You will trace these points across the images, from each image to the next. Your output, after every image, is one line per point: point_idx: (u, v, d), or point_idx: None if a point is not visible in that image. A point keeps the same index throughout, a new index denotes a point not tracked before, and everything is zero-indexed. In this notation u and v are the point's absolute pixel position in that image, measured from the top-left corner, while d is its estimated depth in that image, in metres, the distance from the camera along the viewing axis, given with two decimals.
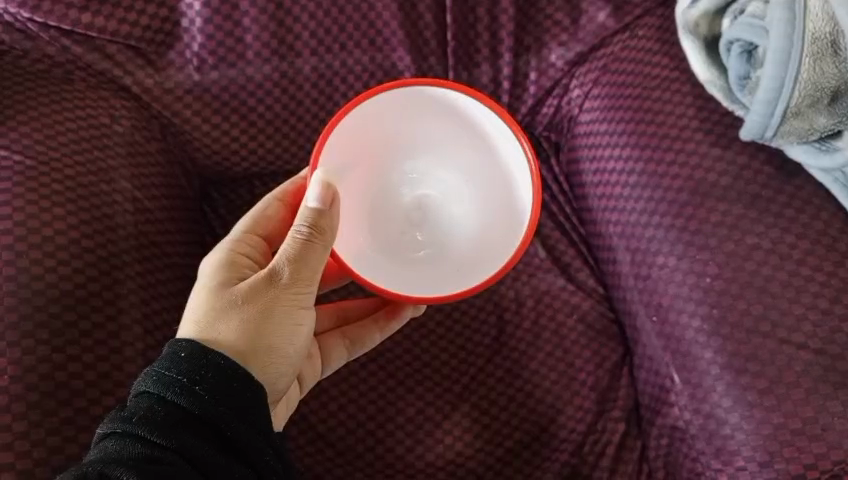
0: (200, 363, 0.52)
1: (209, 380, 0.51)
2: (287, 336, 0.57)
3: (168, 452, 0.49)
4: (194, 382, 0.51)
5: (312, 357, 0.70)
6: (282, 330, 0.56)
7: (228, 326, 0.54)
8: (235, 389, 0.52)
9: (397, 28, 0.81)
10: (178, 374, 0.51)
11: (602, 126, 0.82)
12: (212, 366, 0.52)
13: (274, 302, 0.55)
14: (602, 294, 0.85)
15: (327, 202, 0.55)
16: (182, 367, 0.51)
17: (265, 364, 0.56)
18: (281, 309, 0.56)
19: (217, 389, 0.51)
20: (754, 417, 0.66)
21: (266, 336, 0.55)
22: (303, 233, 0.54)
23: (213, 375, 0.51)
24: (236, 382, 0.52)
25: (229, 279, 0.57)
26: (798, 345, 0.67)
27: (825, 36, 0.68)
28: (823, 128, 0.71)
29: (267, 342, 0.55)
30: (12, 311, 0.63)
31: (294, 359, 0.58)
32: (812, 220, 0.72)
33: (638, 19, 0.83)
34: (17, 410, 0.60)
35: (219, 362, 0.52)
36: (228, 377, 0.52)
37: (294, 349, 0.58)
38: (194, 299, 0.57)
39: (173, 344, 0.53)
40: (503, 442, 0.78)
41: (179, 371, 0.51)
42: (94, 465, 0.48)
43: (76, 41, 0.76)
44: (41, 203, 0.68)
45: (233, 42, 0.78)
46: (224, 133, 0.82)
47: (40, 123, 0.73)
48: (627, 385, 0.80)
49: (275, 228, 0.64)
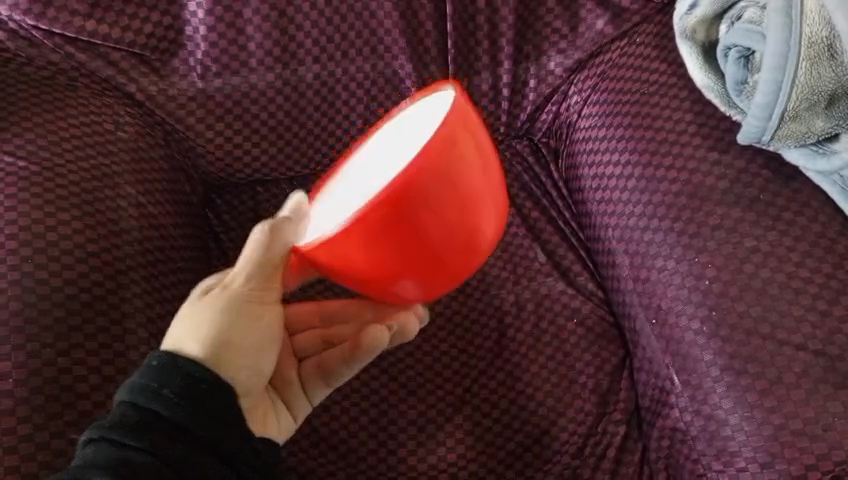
0: (171, 369, 0.50)
1: (181, 383, 0.50)
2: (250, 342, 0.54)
3: (143, 457, 0.47)
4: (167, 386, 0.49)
5: (289, 382, 0.65)
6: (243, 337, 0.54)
7: (193, 331, 0.52)
8: (207, 392, 0.50)
9: (398, 36, 0.82)
10: (152, 378, 0.50)
11: (600, 132, 0.84)
12: (183, 371, 0.50)
13: (241, 304, 0.53)
14: (601, 298, 0.86)
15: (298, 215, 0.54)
16: (154, 372, 0.50)
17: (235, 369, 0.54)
18: (244, 312, 0.54)
19: (191, 391, 0.50)
20: (754, 418, 0.66)
21: (227, 340, 0.53)
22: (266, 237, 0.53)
23: (184, 379, 0.50)
24: (207, 385, 0.50)
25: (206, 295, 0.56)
26: (797, 347, 0.67)
27: (821, 40, 0.69)
28: (821, 131, 0.72)
29: (228, 345, 0.53)
30: (17, 315, 0.63)
31: (264, 363, 0.57)
32: (811, 222, 0.73)
33: (636, 26, 0.85)
34: (23, 413, 0.60)
35: (189, 367, 0.50)
36: (200, 380, 0.50)
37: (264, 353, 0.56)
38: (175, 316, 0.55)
39: (148, 356, 0.52)
40: (505, 445, 0.78)
41: (153, 376, 0.50)
42: (70, 473, 0.46)
43: (81, 48, 0.77)
44: (46, 209, 0.69)
45: (236, 50, 0.79)
46: (227, 140, 0.82)
47: (44, 129, 0.73)
48: (628, 388, 0.81)
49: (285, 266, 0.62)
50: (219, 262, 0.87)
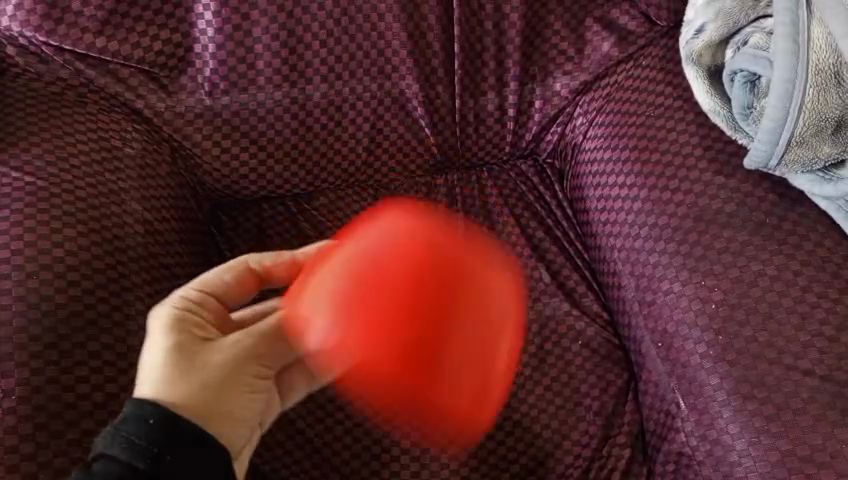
0: (173, 433, 0.49)
1: (180, 448, 0.49)
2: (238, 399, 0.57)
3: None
4: (141, 437, 0.48)
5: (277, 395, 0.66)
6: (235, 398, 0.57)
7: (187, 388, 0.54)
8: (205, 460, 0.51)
9: (405, 56, 0.82)
10: (124, 428, 0.48)
11: (605, 154, 0.84)
12: (181, 435, 0.50)
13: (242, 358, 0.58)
14: (606, 320, 0.85)
15: (229, 276, 0.62)
16: (122, 422, 0.48)
17: (208, 411, 0.54)
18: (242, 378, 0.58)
19: (189, 461, 0.50)
20: (761, 444, 0.66)
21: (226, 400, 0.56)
22: (193, 295, 0.59)
23: (182, 443, 0.50)
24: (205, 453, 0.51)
25: (186, 346, 0.55)
26: (804, 372, 0.67)
27: (829, 67, 0.70)
28: (827, 157, 0.73)
29: (229, 407, 0.56)
30: (21, 332, 0.63)
31: (241, 413, 0.58)
32: (818, 247, 0.72)
33: (642, 49, 0.85)
34: (24, 431, 0.60)
35: (188, 432, 0.50)
36: (161, 423, 0.49)
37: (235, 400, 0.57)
38: (164, 364, 0.54)
39: (141, 408, 0.49)
40: (509, 467, 0.78)
41: (128, 426, 0.48)
42: None
43: (90, 64, 0.78)
44: (53, 224, 0.68)
45: (245, 68, 0.80)
46: (234, 158, 0.83)
47: (52, 144, 0.73)
48: (633, 410, 0.80)
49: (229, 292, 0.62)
50: None
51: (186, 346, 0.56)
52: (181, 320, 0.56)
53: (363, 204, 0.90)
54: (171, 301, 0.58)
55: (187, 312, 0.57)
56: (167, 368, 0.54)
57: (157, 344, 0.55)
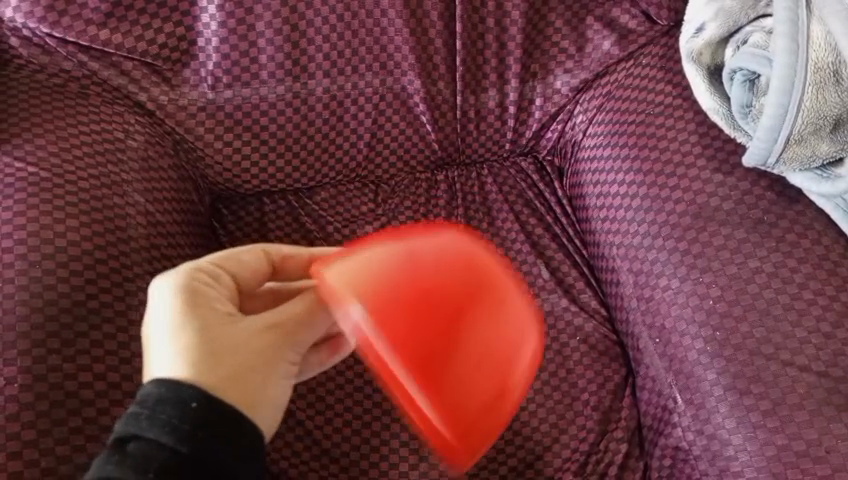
0: (214, 416, 0.47)
1: (223, 431, 0.46)
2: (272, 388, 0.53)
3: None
4: (183, 420, 0.45)
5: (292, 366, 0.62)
6: (269, 386, 0.53)
7: (220, 369, 0.50)
8: (248, 444, 0.48)
9: (407, 52, 0.83)
10: (165, 412, 0.45)
11: (606, 151, 0.84)
12: (224, 419, 0.47)
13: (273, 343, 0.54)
14: (605, 316, 0.86)
15: (245, 256, 0.60)
16: (162, 405, 0.46)
17: (244, 396, 0.51)
18: (275, 365, 0.54)
19: (232, 444, 0.47)
20: (757, 439, 0.67)
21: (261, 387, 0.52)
22: (208, 271, 0.56)
23: (225, 427, 0.47)
24: (248, 436, 0.48)
25: (207, 324, 0.52)
26: (800, 368, 0.68)
27: (828, 66, 0.70)
28: (825, 155, 0.73)
29: (265, 394, 0.52)
30: (23, 320, 0.63)
31: (276, 390, 0.54)
32: (815, 245, 0.73)
33: (643, 48, 0.86)
34: (26, 418, 0.60)
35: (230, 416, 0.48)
36: (203, 407, 0.46)
37: (268, 378, 0.53)
38: (187, 344, 0.50)
39: (181, 390, 0.47)
40: (507, 461, 0.78)
41: (169, 410, 0.45)
42: None
43: (93, 57, 0.78)
44: (55, 214, 0.69)
45: (248, 62, 0.80)
46: (236, 151, 0.83)
47: (55, 135, 0.74)
48: (630, 406, 0.81)
49: (246, 275, 0.60)
50: None
51: (202, 321, 0.52)
52: (190, 294, 0.53)
53: (363, 199, 0.90)
54: (175, 276, 0.54)
55: (196, 285, 0.54)
56: (185, 345, 0.50)
57: (166, 323, 0.51)
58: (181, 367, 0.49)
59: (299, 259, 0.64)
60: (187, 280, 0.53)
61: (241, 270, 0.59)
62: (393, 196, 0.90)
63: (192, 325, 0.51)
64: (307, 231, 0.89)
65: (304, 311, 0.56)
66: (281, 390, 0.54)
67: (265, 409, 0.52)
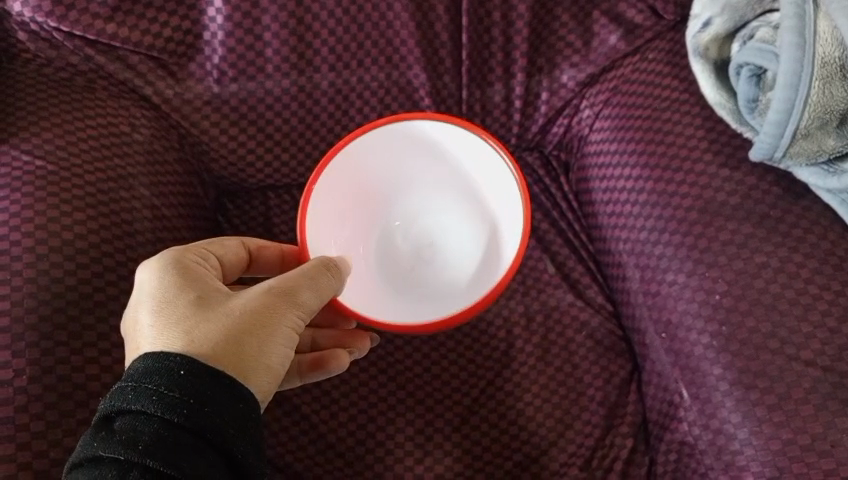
0: (202, 382, 0.47)
1: (210, 397, 0.46)
2: (274, 351, 0.52)
3: (160, 469, 0.43)
4: (170, 388, 0.45)
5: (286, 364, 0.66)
6: (269, 349, 0.52)
7: (208, 333, 0.50)
8: (242, 409, 0.48)
9: (413, 46, 0.82)
10: (150, 382, 0.46)
11: (611, 146, 0.84)
12: (213, 384, 0.47)
13: (270, 304, 0.53)
14: (610, 311, 0.86)
15: (225, 245, 0.61)
16: (148, 377, 0.46)
17: (235, 362, 0.50)
18: (275, 326, 0.52)
19: (222, 408, 0.46)
20: (763, 433, 0.66)
21: (256, 350, 0.51)
22: (198, 254, 0.57)
23: (214, 393, 0.47)
24: (242, 403, 0.48)
25: (193, 298, 0.53)
26: (806, 362, 0.68)
27: (835, 60, 0.70)
28: (831, 150, 0.73)
29: (259, 356, 0.51)
30: (32, 313, 0.63)
31: (274, 355, 0.52)
32: (821, 240, 0.73)
33: (649, 42, 0.86)
34: (35, 411, 0.60)
35: (220, 381, 0.47)
36: (191, 374, 0.47)
37: (267, 341, 0.52)
38: (172, 320, 0.51)
39: (168, 360, 0.47)
40: (512, 455, 0.79)
41: (156, 379, 0.46)
42: None
43: (99, 50, 0.78)
44: (62, 208, 0.69)
45: (253, 55, 0.80)
46: (241, 146, 0.83)
47: (62, 129, 0.74)
48: (636, 401, 0.81)
49: (227, 259, 0.61)
50: None
51: (190, 294, 0.53)
52: (173, 273, 0.54)
53: None
54: (161, 260, 0.55)
55: (182, 265, 0.55)
56: (171, 321, 0.51)
57: (151, 302, 0.52)
58: (165, 340, 0.50)
59: (273, 252, 0.66)
60: (171, 262, 0.54)
61: (221, 256, 0.60)
62: None
63: (176, 300, 0.52)
64: None
65: (299, 276, 0.55)
66: (278, 356, 0.52)
67: (261, 376, 0.51)
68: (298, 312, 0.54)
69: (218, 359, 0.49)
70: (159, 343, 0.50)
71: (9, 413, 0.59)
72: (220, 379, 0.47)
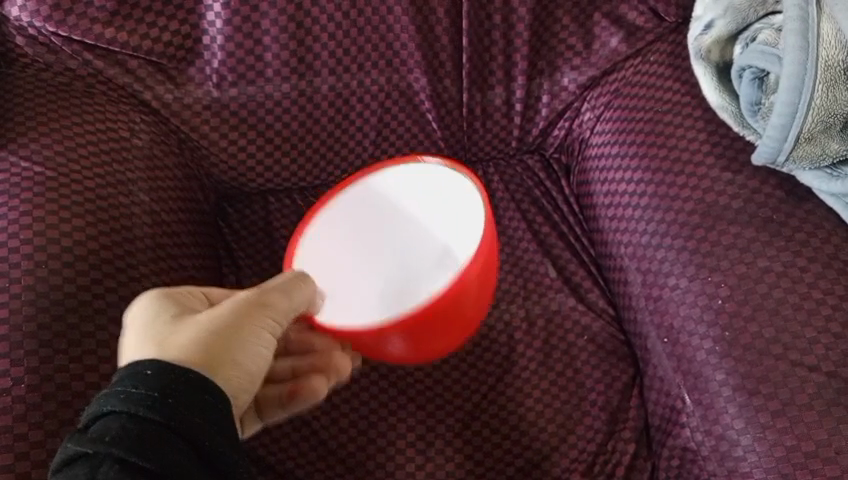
0: (171, 376, 0.46)
1: (180, 391, 0.46)
2: (247, 351, 0.52)
3: (126, 459, 0.42)
4: (137, 386, 0.45)
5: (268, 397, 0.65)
6: (243, 350, 0.52)
7: (184, 337, 0.51)
8: (210, 403, 0.47)
9: (413, 50, 0.82)
10: (120, 385, 0.46)
11: (613, 149, 0.84)
12: (183, 379, 0.47)
13: (244, 309, 0.53)
14: (612, 315, 0.85)
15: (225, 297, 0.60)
16: (120, 380, 0.46)
17: (207, 360, 0.50)
18: (248, 329, 0.53)
19: (189, 402, 0.46)
20: (766, 440, 0.66)
21: (227, 350, 0.51)
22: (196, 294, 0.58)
23: (184, 388, 0.46)
24: (209, 395, 0.47)
25: (174, 314, 0.53)
26: (810, 368, 0.67)
27: (838, 63, 0.70)
28: (835, 154, 0.73)
29: (231, 356, 0.51)
30: (30, 321, 0.63)
31: (246, 356, 0.52)
32: (824, 244, 0.72)
33: (650, 45, 0.85)
34: (34, 419, 0.60)
35: (188, 376, 0.47)
36: (158, 373, 0.46)
37: (239, 341, 0.52)
38: (151, 330, 0.52)
39: (138, 362, 0.47)
40: (514, 461, 0.78)
41: (124, 381, 0.46)
42: None
43: (98, 55, 0.77)
44: (61, 214, 0.69)
45: (253, 59, 0.79)
46: (241, 150, 0.83)
47: (61, 134, 0.73)
48: (638, 406, 0.80)
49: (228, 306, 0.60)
50: (229, 270, 0.86)
51: (173, 313, 0.54)
52: (159, 299, 0.55)
53: None
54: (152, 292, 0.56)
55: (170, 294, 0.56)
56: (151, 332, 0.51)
57: (135, 323, 0.53)
58: (144, 350, 0.50)
59: None
60: (160, 292, 0.56)
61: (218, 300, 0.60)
62: None
63: (158, 316, 0.53)
64: None
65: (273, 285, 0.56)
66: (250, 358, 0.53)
67: (233, 374, 0.51)
68: (271, 318, 0.55)
69: (188, 355, 0.49)
70: (138, 353, 0.50)
71: (7, 422, 0.59)
72: (185, 372, 0.47)
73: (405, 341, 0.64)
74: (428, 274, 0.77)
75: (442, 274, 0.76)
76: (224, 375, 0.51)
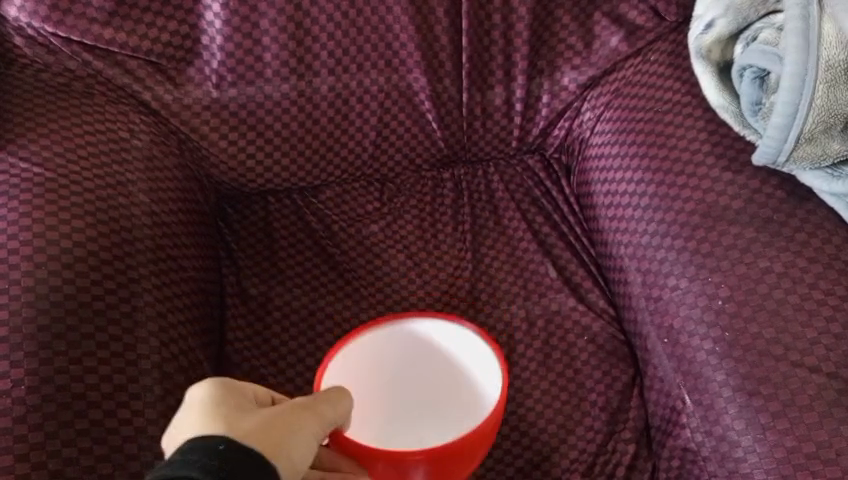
0: (238, 453, 0.43)
1: (246, 468, 0.43)
2: (303, 450, 0.48)
3: None
4: (209, 455, 0.42)
5: None
6: (297, 449, 0.48)
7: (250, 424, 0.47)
8: None
9: (413, 50, 0.82)
10: (187, 453, 0.42)
11: (613, 149, 0.84)
12: (249, 458, 0.44)
13: (301, 409, 0.50)
14: (612, 315, 0.85)
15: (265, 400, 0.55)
16: (188, 450, 0.42)
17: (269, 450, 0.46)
18: (305, 431, 0.49)
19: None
20: (768, 440, 0.66)
21: (287, 445, 0.47)
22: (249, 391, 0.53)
23: (251, 467, 0.43)
24: None
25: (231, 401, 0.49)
26: (811, 369, 0.67)
27: (840, 64, 0.69)
28: (836, 154, 0.72)
29: (288, 454, 0.47)
30: (30, 322, 0.63)
31: (301, 457, 0.48)
32: (825, 244, 0.72)
33: (651, 44, 0.85)
34: (34, 421, 0.60)
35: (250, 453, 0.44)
36: (230, 449, 0.43)
37: (300, 440, 0.48)
38: (208, 414, 0.48)
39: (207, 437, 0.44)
40: (514, 461, 0.78)
41: (195, 449, 0.42)
42: None
43: (97, 56, 0.77)
44: (61, 215, 0.68)
45: (252, 60, 0.79)
46: (241, 150, 0.83)
47: (61, 135, 0.73)
48: (638, 407, 0.80)
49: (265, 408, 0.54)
50: (230, 271, 0.86)
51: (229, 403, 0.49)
52: (214, 389, 0.50)
53: (369, 198, 0.90)
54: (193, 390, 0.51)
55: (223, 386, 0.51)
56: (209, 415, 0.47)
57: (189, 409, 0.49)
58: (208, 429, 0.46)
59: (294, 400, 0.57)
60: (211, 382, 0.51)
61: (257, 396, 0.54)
62: (399, 196, 0.91)
63: (216, 403, 0.49)
64: (313, 231, 0.88)
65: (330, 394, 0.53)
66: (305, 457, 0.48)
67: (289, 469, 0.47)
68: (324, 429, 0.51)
69: (259, 441, 0.46)
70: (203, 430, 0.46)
71: (7, 424, 0.59)
72: (252, 453, 0.44)
73: (428, 478, 0.55)
74: (446, 411, 0.67)
75: (459, 416, 0.66)
76: (278, 465, 0.46)
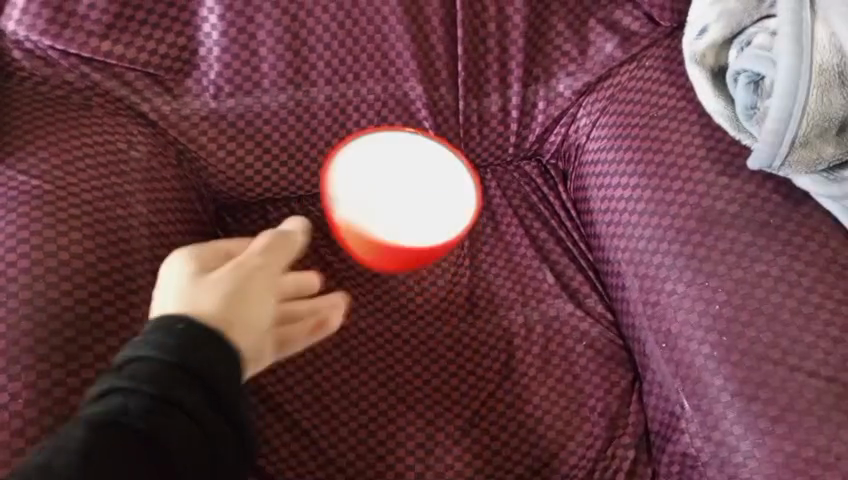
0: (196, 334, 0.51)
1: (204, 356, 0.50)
2: (260, 315, 0.56)
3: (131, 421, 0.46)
4: (169, 336, 0.50)
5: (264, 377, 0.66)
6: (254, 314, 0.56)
7: (207, 292, 0.54)
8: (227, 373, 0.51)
9: (409, 58, 0.82)
10: (156, 333, 0.50)
11: (609, 155, 0.84)
12: (208, 339, 0.51)
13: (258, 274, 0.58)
14: (610, 320, 0.86)
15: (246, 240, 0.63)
16: (153, 329, 0.50)
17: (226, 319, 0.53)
18: (260, 290, 0.57)
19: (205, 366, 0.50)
20: (767, 445, 0.66)
21: (246, 309, 0.55)
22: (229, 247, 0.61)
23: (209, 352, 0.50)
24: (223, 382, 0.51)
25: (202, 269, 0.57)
26: (809, 373, 0.67)
27: (833, 67, 0.70)
28: (831, 158, 0.72)
29: (248, 319, 0.55)
30: (28, 335, 0.63)
31: (260, 313, 0.56)
32: (821, 248, 0.72)
33: (645, 50, 0.86)
34: (32, 434, 0.60)
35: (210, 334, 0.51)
36: (188, 327, 0.51)
37: (257, 305, 0.56)
38: (181, 286, 0.55)
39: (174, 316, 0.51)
40: (514, 468, 0.78)
41: (157, 330, 0.50)
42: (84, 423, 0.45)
43: (95, 68, 0.78)
44: (59, 228, 0.69)
45: (250, 70, 0.80)
46: (238, 159, 0.83)
47: (59, 147, 0.74)
48: (637, 412, 0.80)
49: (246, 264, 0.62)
50: None
51: (198, 271, 0.57)
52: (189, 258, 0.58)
53: None
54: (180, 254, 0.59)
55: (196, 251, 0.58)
56: (182, 285, 0.55)
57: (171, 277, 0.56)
58: (180, 303, 0.54)
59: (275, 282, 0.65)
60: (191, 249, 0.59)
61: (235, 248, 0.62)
62: None
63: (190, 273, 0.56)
64: None
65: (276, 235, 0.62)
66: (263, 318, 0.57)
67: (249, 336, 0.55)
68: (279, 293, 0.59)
69: (213, 311, 0.53)
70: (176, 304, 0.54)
71: (5, 437, 0.59)
72: (201, 328, 0.51)
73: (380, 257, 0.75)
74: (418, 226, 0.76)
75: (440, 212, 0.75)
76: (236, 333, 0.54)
